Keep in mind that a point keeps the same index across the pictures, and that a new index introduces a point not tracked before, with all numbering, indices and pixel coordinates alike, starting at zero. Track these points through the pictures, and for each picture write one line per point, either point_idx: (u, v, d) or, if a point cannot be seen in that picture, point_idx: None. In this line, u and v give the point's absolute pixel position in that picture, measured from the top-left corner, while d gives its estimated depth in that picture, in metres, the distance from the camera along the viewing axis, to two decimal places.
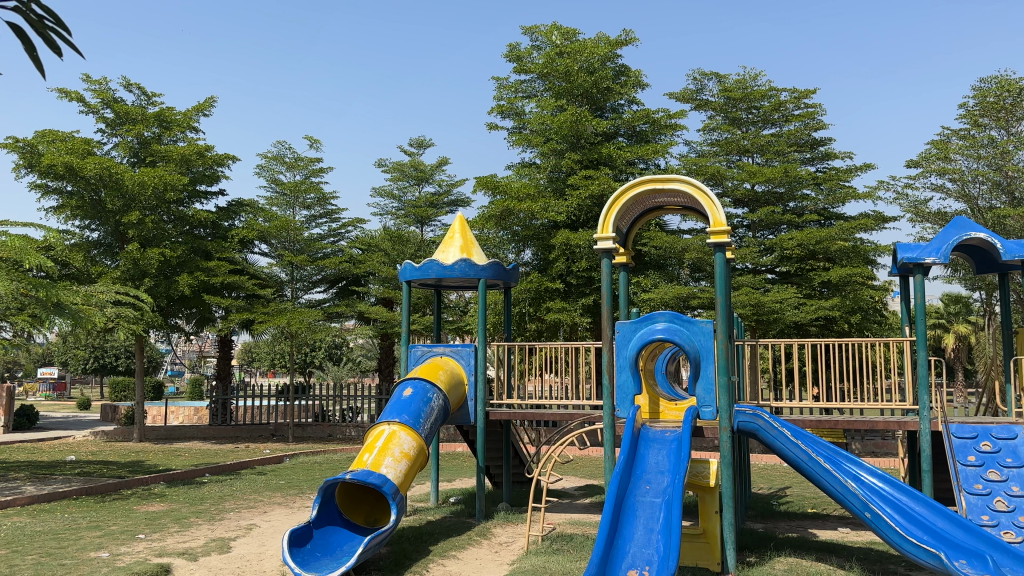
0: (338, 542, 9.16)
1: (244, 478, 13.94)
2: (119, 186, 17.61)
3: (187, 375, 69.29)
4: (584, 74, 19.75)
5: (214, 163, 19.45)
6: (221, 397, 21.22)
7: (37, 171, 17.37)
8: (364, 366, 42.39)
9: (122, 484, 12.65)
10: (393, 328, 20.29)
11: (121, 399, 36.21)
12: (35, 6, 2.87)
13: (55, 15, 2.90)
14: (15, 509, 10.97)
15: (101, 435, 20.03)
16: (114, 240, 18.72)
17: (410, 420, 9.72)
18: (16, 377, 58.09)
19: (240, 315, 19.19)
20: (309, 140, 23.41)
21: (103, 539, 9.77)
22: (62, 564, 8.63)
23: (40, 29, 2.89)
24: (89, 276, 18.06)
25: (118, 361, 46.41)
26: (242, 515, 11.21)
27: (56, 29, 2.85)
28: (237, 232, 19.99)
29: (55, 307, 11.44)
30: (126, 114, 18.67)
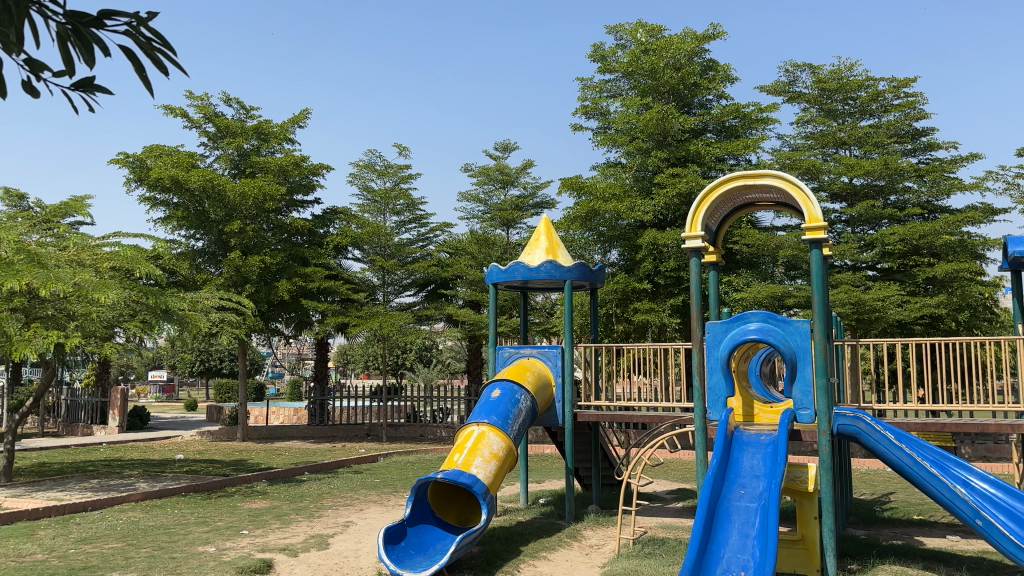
0: (431, 540, 9.33)
1: (340, 476, 14.33)
2: (222, 198, 18.43)
3: (287, 377, 72.14)
4: (670, 71, 19.48)
5: (309, 173, 20.07)
6: (319, 398, 21.92)
7: (146, 184, 18.40)
8: (454, 367, 43.25)
9: (227, 481, 13.22)
10: (480, 330, 20.48)
11: (225, 401, 37.96)
12: (145, 30, 3.05)
13: (161, 37, 3.06)
14: (131, 505, 11.63)
15: (208, 435, 20.96)
16: (218, 248, 19.51)
17: (498, 421, 9.79)
18: (131, 380, 61.59)
19: (335, 318, 19.73)
20: (397, 147, 23.90)
21: (210, 533, 10.25)
22: (172, 558, 9.09)
23: (150, 51, 3.05)
24: (195, 283, 18.96)
25: (223, 364, 48.71)
26: (339, 513, 11.54)
27: (163, 49, 2.96)
28: (331, 238, 20.58)
29: (164, 314, 12.18)
30: (226, 128, 19.54)
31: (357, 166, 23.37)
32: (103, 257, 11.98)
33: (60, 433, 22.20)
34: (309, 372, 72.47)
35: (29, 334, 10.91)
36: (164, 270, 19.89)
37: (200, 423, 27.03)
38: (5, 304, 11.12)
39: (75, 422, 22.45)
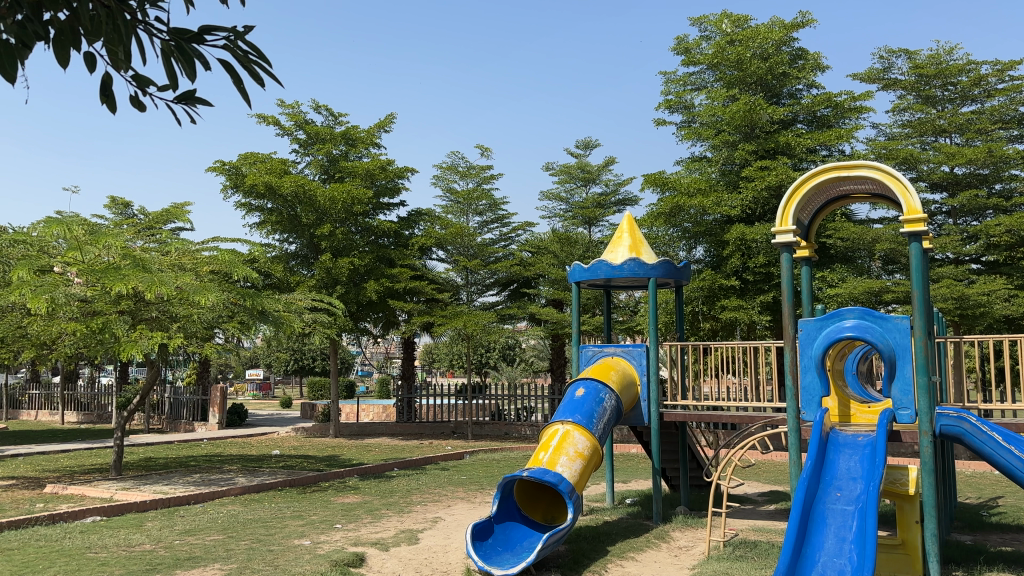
0: (518, 537, 9.41)
1: (427, 473, 14.59)
2: (313, 202, 19.02)
3: (374, 375, 73.92)
4: (757, 61, 18.99)
5: (395, 176, 20.49)
6: (406, 396, 22.38)
7: (242, 191, 19.18)
8: (537, 366, 43.46)
9: (320, 477, 13.64)
10: (563, 329, 20.48)
11: (317, 399, 39.20)
12: (241, 43, 3.16)
13: (258, 51, 3.18)
14: (231, 498, 12.15)
15: (301, 431, 21.67)
16: (309, 251, 20.12)
17: (583, 419, 9.77)
18: (228, 378, 64.33)
19: (421, 318, 20.07)
20: (480, 148, 24.12)
21: (306, 527, 10.61)
22: (271, 550, 9.45)
23: (246, 63, 3.18)
24: (289, 285, 19.65)
25: (315, 363, 50.29)
26: (428, 509, 11.76)
27: (261, 62, 3.04)
28: (416, 239, 20.96)
29: (260, 315, 12.85)
30: (316, 135, 20.17)
31: (441, 168, 23.72)
32: (203, 261, 12.58)
33: (165, 429, 23.33)
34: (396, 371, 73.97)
35: (136, 335, 11.56)
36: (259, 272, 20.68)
37: (293, 420, 27.99)
38: (114, 307, 11.78)
39: (179, 418, 23.60)
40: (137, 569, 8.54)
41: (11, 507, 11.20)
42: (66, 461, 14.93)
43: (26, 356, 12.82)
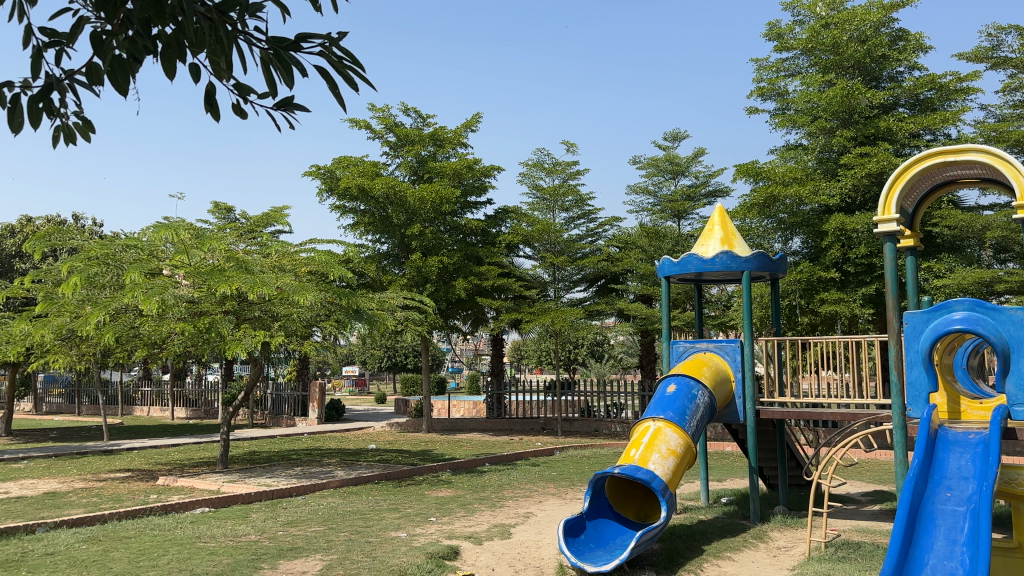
0: (610, 535, 9.38)
1: (518, 468, 14.71)
2: (403, 203, 19.46)
3: (464, 372, 74.95)
4: (855, 44, 18.27)
5: (482, 174, 20.70)
6: (496, 392, 22.60)
7: (336, 194, 19.79)
8: (627, 362, 43.17)
9: (414, 471, 13.95)
10: (653, 325, 20.26)
11: (410, 395, 40.07)
12: (336, 48, 3.28)
13: (352, 56, 3.32)
14: (330, 490, 12.58)
15: (395, 426, 22.20)
16: (401, 251, 20.55)
17: (675, 416, 9.65)
18: (325, 375, 66.51)
19: (509, 315, 20.22)
20: (566, 144, 24.10)
21: (402, 519, 10.88)
22: (369, 542, 9.73)
23: (341, 69, 3.31)
24: (381, 284, 20.16)
25: (408, 360, 51.43)
26: (520, 504, 11.85)
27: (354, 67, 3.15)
28: (504, 237, 21.12)
29: (355, 313, 13.32)
30: (406, 137, 20.61)
31: (528, 165, 23.84)
32: (301, 262, 13.09)
33: (268, 424, 24.31)
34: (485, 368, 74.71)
35: (240, 334, 12.13)
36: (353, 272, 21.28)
37: (388, 416, 28.71)
38: (219, 307, 12.36)
39: (280, 413, 24.55)
40: (244, 558, 8.96)
41: (129, 497, 11.92)
42: (177, 455, 15.77)
43: (140, 354, 13.61)
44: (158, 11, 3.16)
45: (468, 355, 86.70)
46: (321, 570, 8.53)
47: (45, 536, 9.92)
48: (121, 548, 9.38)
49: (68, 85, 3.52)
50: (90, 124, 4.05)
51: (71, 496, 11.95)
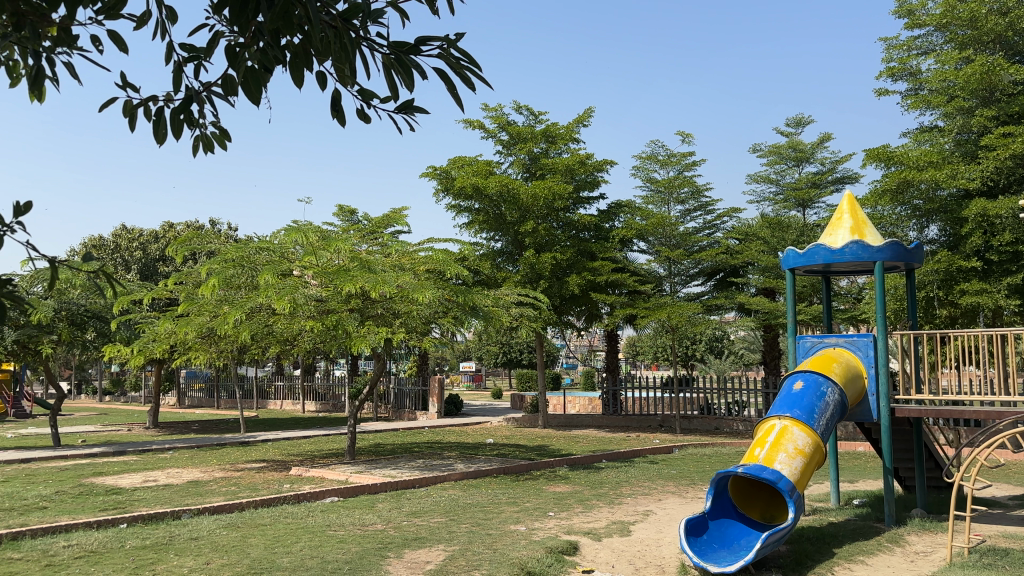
0: (734, 535, 9.14)
1: (637, 466, 14.56)
2: (517, 200, 19.63)
3: (579, 367, 74.90)
4: (995, 17, 17.01)
5: (595, 169, 20.61)
6: (612, 389, 22.47)
7: (452, 193, 20.17)
8: (749, 358, 41.92)
9: (532, 466, 14.06)
10: (776, 319, 19.57)
11: (526, 390, 40.39)
12: (454, 50, 3.28)
13: (469, 54, 3.29)
14: (450, 483, 12.86)
15: (512, 421, 22.45)
16: (514, 248, 20.72)
17: (803, 414, 9.28)
18: (442, 371, 68.09)
19: (624, 310, 20.01)
20: (682, 135, 23.64)
21: (521, 513, 10.99)
22: (489, 534, 9.89)
23: (458, 69, 3.32)
24: (496, 281, 20.41)
25: (523, 356, 51.90)
26: (640, 501, 11.74)
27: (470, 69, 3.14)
28: (617, 232, 20.94)
29: (471, 310, 13.54)
30: (518, 135, 20.79)
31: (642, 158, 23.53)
32: (420, 260, 13.44)
33: (390, 417, 25.11)
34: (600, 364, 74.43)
35: (364, 331, 12.59)
36: (469, 270, 21.64)
37: (505, 411, 29.06)
38: (345, 305, 12.86)
39: (401, 408, 25.32)
40: (371, 546, 9.29)
41: (264, 486, 12.60)
42: (308, 446, 16.55)
43: (272, 351, 14.35)
44: (284, 22, 3.25)
45: (582, 351, 86.59)
46: (444, 560, 8.73)
47: (190, 521, 10.62)
48: (258, 535, 9.91)
49: (207, 96, 3.72)
50: (229, 133, 4.28)
51: (213, 484, 12.75)
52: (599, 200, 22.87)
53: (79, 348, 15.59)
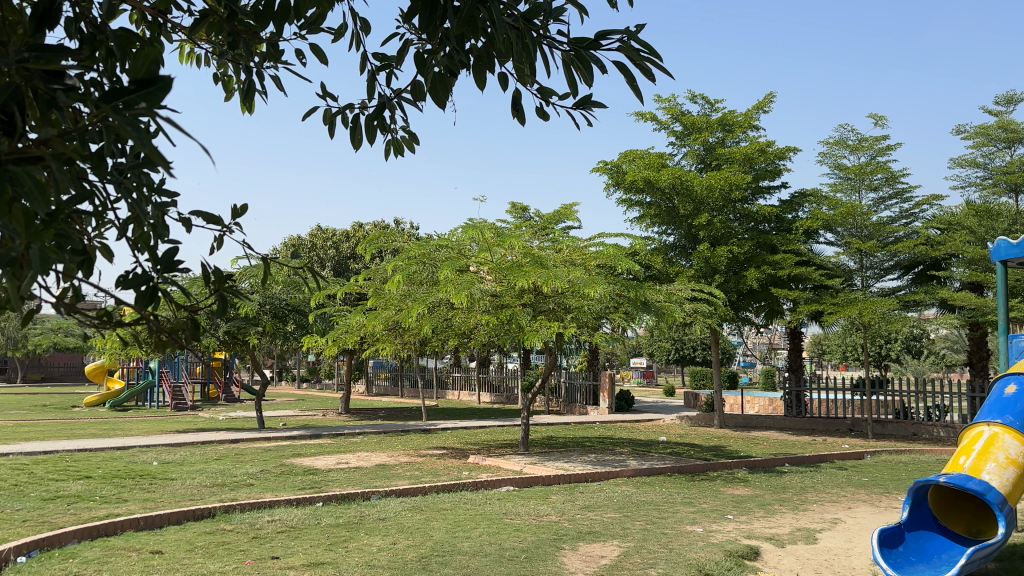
0: (935, 549, 8.42)
1: (823, 471, 13.79)
2: (691, 193, 19.18)
3: (757, 364, 72.05)
4: None
5: (776, 157, 19.74)
6: (795, 389, 21.45)
7: (623, 187, 20.04)
8: (951, 359, 38.48)
9: (709, 466, 13.69)
10: (983, 316, 17.84)
11: (702, 388, 39.42)
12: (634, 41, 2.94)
13: (651, 46, 3.03)
14: (624, 479, 12.79)
15: (686, 420, 21.99)
16: (688, 241, 20.26)
17: (1016, 421, 8.36)
18: (613, 367, 67.90)
19: (808, 306, 18.99)
20: (873, 118, 22.09)
21: (697, 514, 10.72)
22: (665, 533, 9.72)
23: (639, 62, 3.02)
24: (669, 276, 20.08)
25: (697, 353, 50.67)
26: (826, 508, 11.10)
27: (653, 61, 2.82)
28: (801, 223, 19.86)
29: (644, 305, 13.38)
30: (693, 125, 20.34)
31: (827, 144, 22.26)
32: (592, 256, 13.44)
33: (562, 411, 25.40)
34: (779, 363, 71.22)
35: (537, 324, 12.80)
36: (642, 265, 21.41)
37: (678, 409, 28.50)
38: (518, 299, 13.12)
39: (573, 402, 25.51)
40: (547, 537, 9.41)
41: (445, 472, 13.11)
42: (485, 436, 17.06)
43: (451, 343, 14.90)
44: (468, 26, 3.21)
45: (759, 348, 83.21)
46: (619, 555, 8.67)
47: (378, 502, 11.24)
48: (439, 519, 10.32)
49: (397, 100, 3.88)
50: (417, 135, 4.44)
51: (398, 468, 13.45)
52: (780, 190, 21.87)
53: (280, 339, 16.99)
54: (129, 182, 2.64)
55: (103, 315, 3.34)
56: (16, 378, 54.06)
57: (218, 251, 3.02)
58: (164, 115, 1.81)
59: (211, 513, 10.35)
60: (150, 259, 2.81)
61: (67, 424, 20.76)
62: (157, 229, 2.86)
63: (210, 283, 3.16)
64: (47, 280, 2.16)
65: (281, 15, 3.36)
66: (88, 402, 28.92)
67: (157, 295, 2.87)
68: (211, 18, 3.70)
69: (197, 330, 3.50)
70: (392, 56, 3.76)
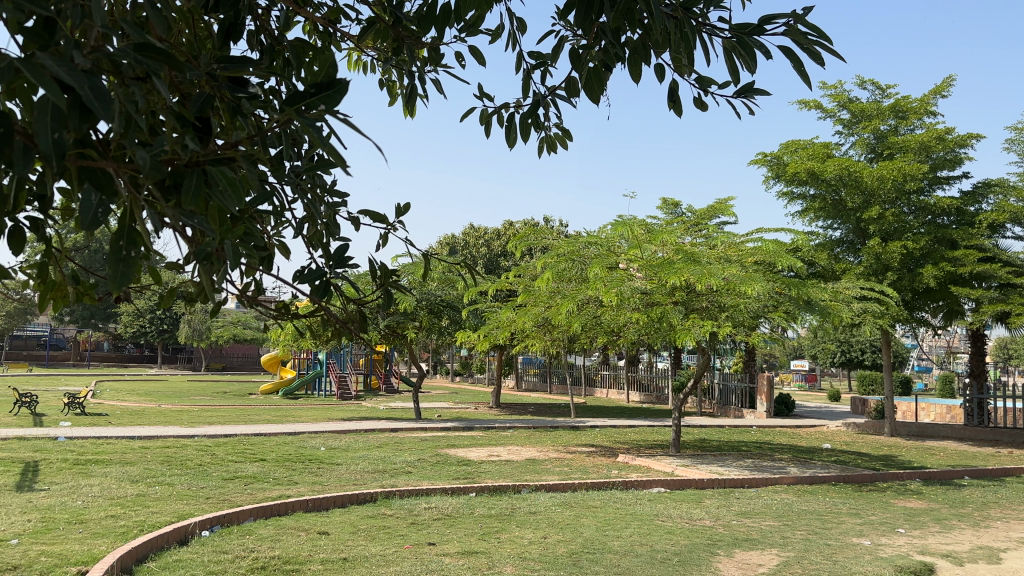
0: None
1: (1010, 486, 12.58)
2: (860, 184, 18.23)
3: (932, 369, 66.86)
4: None
5: (956, 145, 18.25)
6: (976, 396, 19.76)
7: (784, 180, 19.26)
8: None
9: (877, 476, 12.84)
10: None
11: (869, 393, 37.12)
12: (802, 24, 2.42)
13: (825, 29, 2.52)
14: (783, 486, 12.22)
15: (852, 427, 20.76)
16: (856, 236, 19.13)
17: None
18: (770, 368, 65.27)
19: (993, 307, 17.40)
20: None
21: (864, 526, 10.06)
22: (828, 544, 9.19)
23: (807, 47, 2.49)
24: (834, 273, 19.07)
25: (864, 357, 47.70)
26: (1013, 527, 10.10)
27: (825, 48, 2.33)
28: (986, 216, 18.22)
29: (806, 305, 12.71)
30: (862, 112, 19.23)
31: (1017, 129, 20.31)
32: (749, 252, 12.95)
33: (716, 413, 24.71)
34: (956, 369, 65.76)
35: (689, 323, 12.49)
36: (804, 261, 20.44)
37: (842, 415, 26.97)
38: (670, 297, 12.75)
39: (728, 404, 24.74)
40: (701, 541, 9.14)
41: (595, 470, 13.07)
42: (635, 435, 16.86)
43: (601, 341, 14.81)
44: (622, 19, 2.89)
45: (934, 352, 77.11)
46: (779, 565, 8.28)
47: (529, 495, 11.36)
48: (590, 516, 10.27)
49: (550, 98, 3.71)
50: (570, 133, 4.28)
51: (548, 463, 13.54)
52: (961, 181, 20.21)
53: (437, 333, 17.60)
54: (304, 184, 2.70)
55: (280, 307, 3.49)
56: (202, 367, 59.21)
57: (384, 248, 3.05)
58: (342, 116, 1.81)
59: (373, 498, 10.83)
60: (322, 255, 2.88)
61: (245, 410, 22.50)
62: (329, 227, 2.94)
63: (376, 278, 3.21)
64: (234, 274, 2.25)
65: (442, 18, 3.33)
66: (264, 390, 31.22)
67: (329, 290, 2.94)
68: (377, 24, 3.77)
69: (365, 321, 3.60)
70: (547, 53, 3.61)
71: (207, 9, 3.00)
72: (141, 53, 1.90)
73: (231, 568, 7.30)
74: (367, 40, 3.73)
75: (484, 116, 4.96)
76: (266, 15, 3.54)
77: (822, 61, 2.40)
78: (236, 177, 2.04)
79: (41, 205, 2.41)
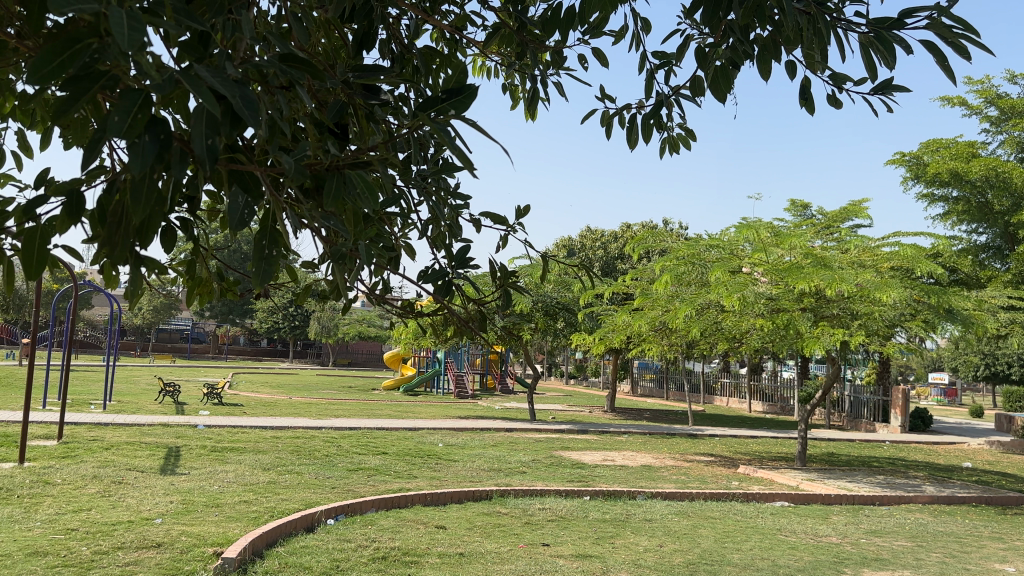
0: None
1: None
2: (1010, 185, 17.00)
3: None
4: None
5: None
6: None
7: (924, 181, 18.20)
8: None
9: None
10: None
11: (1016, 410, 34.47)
12: (946, 18, 2.23)
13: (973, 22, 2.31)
14: (918, 506, 11.53)
15: (998, 445, 19.36)
16: (1004, 241, 17.84)
17: None
18: (904, 380, 61.73)
19: None
20: None
21: (1008, 551, 9.36)
22: (967, 568, 8.61)
23: (952, 42, 2.29)
24: (978, 281, 17.87)
25: (1012, 371, 44.32)
26: None
27: (971, 44, 2.14)
28: None
29: (947, 314, 11.94)
30: (1012, 108, 17.92)
31: None
32: (884, 257, 12.31)
33: (845, 426, 23.63)
34: None
35: (818, 331, 12.00)
36: (944, 267, 19.24)
37: (986, 432, 25.20)
38: (797, 304, 12.27)
39: (858, 417, 23.59)
40: (826, 559, 8.76)
41: (714, 480, 12.76)
42: (757, 446, 16.34)
43: (721, 347, 14.45)
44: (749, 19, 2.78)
45: None
46: None
47: (644, 502, 11.21)
48: (708, 526, 10.03)
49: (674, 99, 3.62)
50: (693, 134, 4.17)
51: (664, 470, 13.33)
52: None
53: (553, 335, 17.68)
54: (431, 186, 2.76)
55: (406, 305, 3.58)
56: (329, 362, 61.91)
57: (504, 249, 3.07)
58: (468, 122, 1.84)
59: (488, 496, 10.99)
60: (445, 256, 2.94)
61: (369, 404, 23.36)
62: (453, 229, 2.99)
63: (497, 279, 3.24)
64: (364, 273, 2.34)
65: (567, 21, 3.31)
66: (386, 386, 32.33)
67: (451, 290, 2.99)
68: (502, 29, 3.80)
69: (485, 321, 3.64)
70: (671, 52, 3.51)
71: (342, 18, 3.11)
72: (285, 63, 1.99)
73: (355, 556, 7.59)
74: (492, 45, 3.77)
75: (607, 118, 4.95)
76: (397, 23, 3.63)
77: (968, 58, 2.21)
78: (371, 180, 2.12)
79: (192, 205, 2.58)
